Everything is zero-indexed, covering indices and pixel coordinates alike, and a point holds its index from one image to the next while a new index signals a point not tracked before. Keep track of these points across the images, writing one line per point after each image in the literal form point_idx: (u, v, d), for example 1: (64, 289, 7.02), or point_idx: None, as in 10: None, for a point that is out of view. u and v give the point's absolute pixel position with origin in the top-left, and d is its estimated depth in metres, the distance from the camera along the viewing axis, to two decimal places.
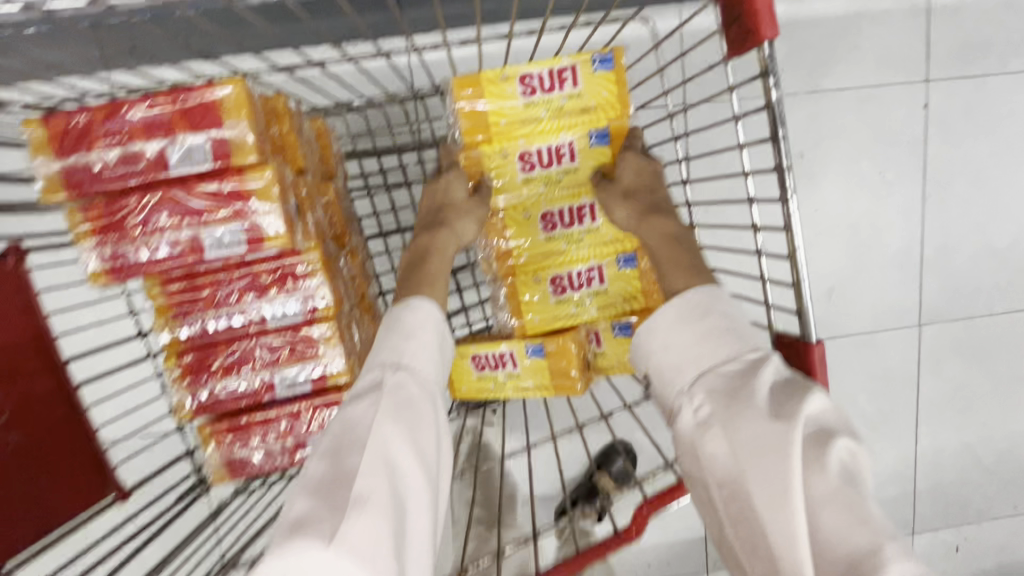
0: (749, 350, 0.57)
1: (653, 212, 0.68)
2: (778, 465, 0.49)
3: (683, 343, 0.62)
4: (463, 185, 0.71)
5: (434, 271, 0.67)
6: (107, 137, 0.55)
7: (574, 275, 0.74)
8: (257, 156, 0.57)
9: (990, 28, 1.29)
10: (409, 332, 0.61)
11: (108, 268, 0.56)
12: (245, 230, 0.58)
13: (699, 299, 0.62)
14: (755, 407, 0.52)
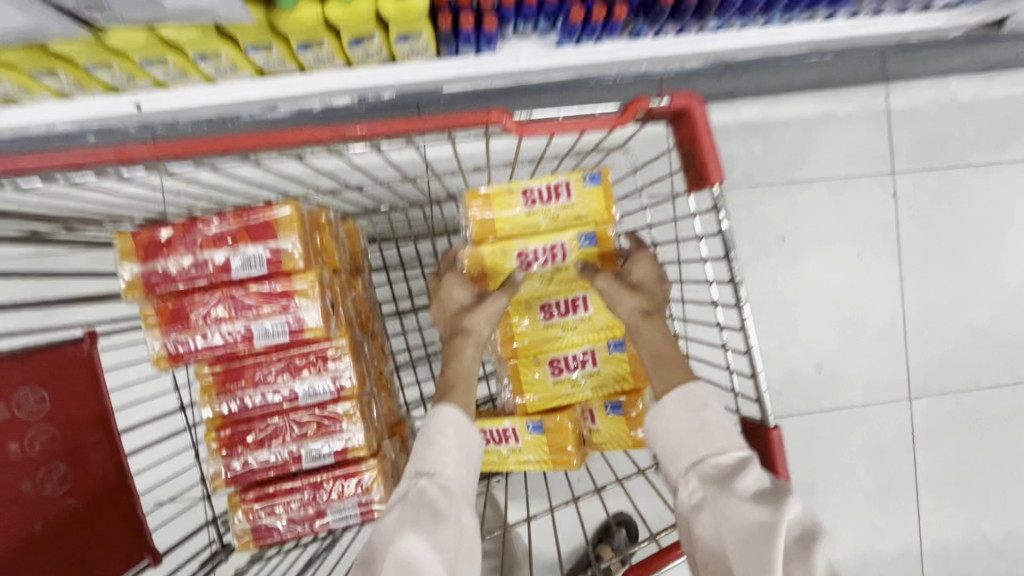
0: (733, 452, 0.64)
1: (652, 315, 0.75)
2: (759, 556, 0.55)
3: (674, 444, 0.69)
4: (462, 291, 0.78)
5: (454, 378, 0.74)
6: (182, 246, 0.58)
7: (570, 358, 0.82)
8: (305, 266, 0.59)
9: (946, 128, 1.43)
10: (431, 439, 0.68)
11: (171, 357, 0.58)
12: (290, 324, 0.60)
13: (696, 396, 0.69)
14: (739, 499, 0.59)
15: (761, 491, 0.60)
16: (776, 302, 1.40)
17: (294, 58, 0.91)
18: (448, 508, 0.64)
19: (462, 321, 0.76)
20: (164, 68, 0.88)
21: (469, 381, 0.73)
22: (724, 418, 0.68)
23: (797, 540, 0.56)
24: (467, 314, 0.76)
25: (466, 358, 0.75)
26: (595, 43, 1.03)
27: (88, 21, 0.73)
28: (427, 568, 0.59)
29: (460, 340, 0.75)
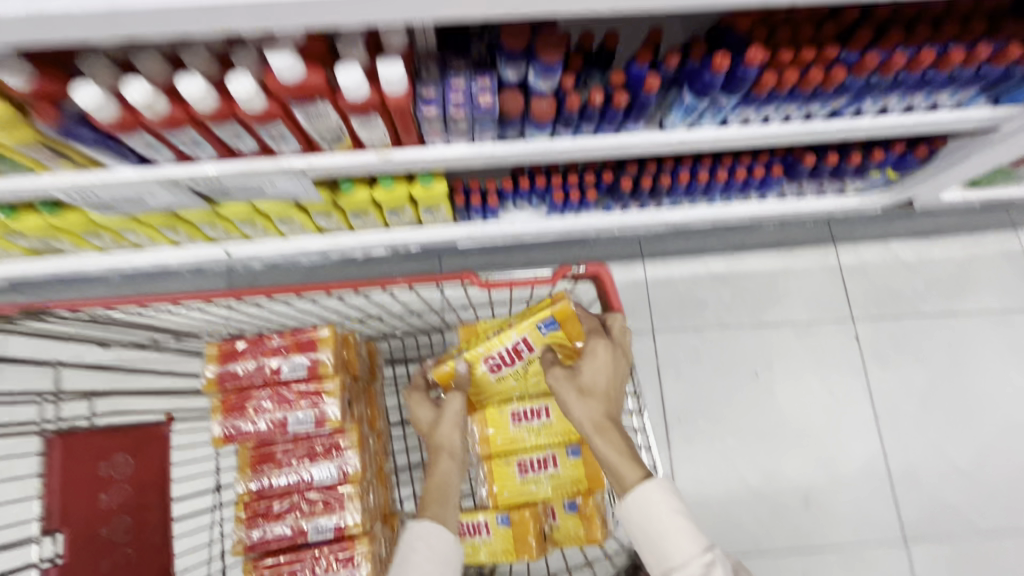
0: (700, 559, 0.64)
1: (604, 425, 0.77)
2: None
3: (645, 556, 0.69)
4: (426, 410, 0.88)
5: (428, 493, 0.79)
6: (249, 353, 0.79)
7: (535, 460, 0.96)
8: (334, 374, 0.79)
9: (895, 283, 1.64)
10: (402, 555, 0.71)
11: (226, 436, 0.77)
12: (316, 416, 0.78)
13: (649, 501, 0.70)
14: None
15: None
16: (757, 434, 1.50)
17: (347, 221, 1.23)
18: None
19: (437, 438, 0.85)
20: (252, 227, 1.20)
21: (441, 493, 0.78)
22: (684, 521, 0.68)
23: None
24: (440, 431, 0.85)
25: (444, 471, 0.82)
26: (575, 214, 1.32)
27: (211, 199, 1.05)
28: None
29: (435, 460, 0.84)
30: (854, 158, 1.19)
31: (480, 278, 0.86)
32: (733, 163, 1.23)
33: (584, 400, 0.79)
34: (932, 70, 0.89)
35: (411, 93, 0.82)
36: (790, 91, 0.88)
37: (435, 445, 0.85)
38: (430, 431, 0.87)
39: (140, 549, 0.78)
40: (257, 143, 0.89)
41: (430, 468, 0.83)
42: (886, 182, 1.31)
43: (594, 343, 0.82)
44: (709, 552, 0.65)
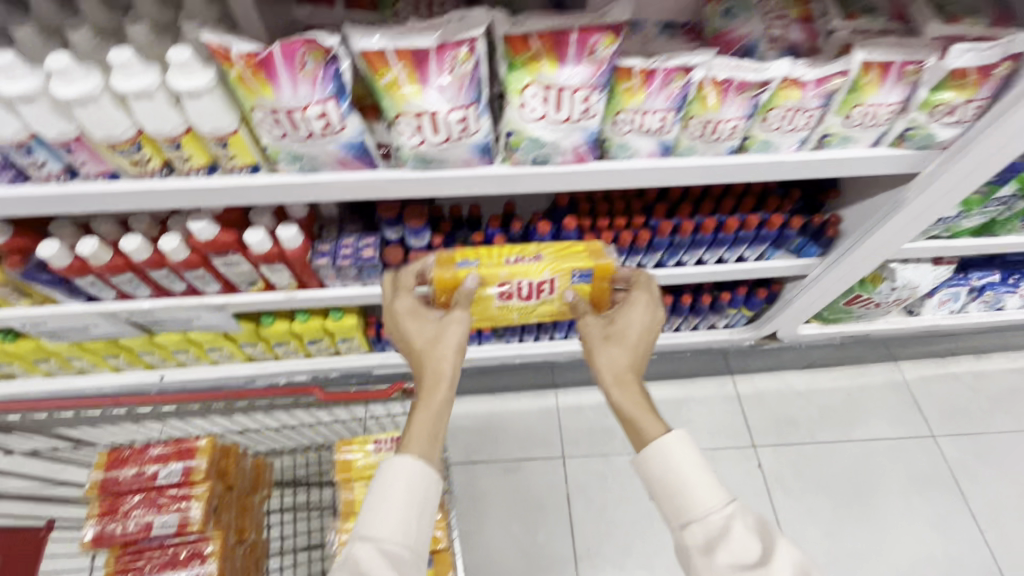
0: (720, 513, 0.73)
1: (625, 375, 0.86)
2: None
3: (667, 508, 0.77)
4: (426, 336, 0.87)
5: (419, 427, 0.78)
6: (133, 460, 0.90)
7: None
8: (205, 480, 0.90)
9: (791, 411, 1.76)
10: (380, 500, 0.73)
11: (94, 539, 0.85)
12: (182, 520, 0.88)
13: (672, 453, 0.77)
14: (725, 558, 0.69)
15: (750, 550, 0.69)
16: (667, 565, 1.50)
17: (271, 350, 1.40)
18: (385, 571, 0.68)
19: (436, 362, 0.84)
20: (185, 354, 1.36)
21: (432, 437, 0.78)
22: (713, 481, 0.75)
23: None
24: (437, 353, 0.85)
25: (437, 396, 0.81)
26: (478, 343, 1.50)
27: (148, 329, 1.24)
28: None
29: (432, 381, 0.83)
30: (705, 298, 1.41)
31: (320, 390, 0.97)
32: None
33: (610, 349, 0.89)
34: (719, 232, 1.15)
35: (308, 248, 1.06)
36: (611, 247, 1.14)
37: (437, 371, 0.83)
38: (425, 348, 0.86)
39: None
40: (185, 284, 1.10)
41: (427, 386, 0.82)
42: (745, 318, 1.53)
43: (635, 296, 0.93)
44: (729, 508, 0.73)
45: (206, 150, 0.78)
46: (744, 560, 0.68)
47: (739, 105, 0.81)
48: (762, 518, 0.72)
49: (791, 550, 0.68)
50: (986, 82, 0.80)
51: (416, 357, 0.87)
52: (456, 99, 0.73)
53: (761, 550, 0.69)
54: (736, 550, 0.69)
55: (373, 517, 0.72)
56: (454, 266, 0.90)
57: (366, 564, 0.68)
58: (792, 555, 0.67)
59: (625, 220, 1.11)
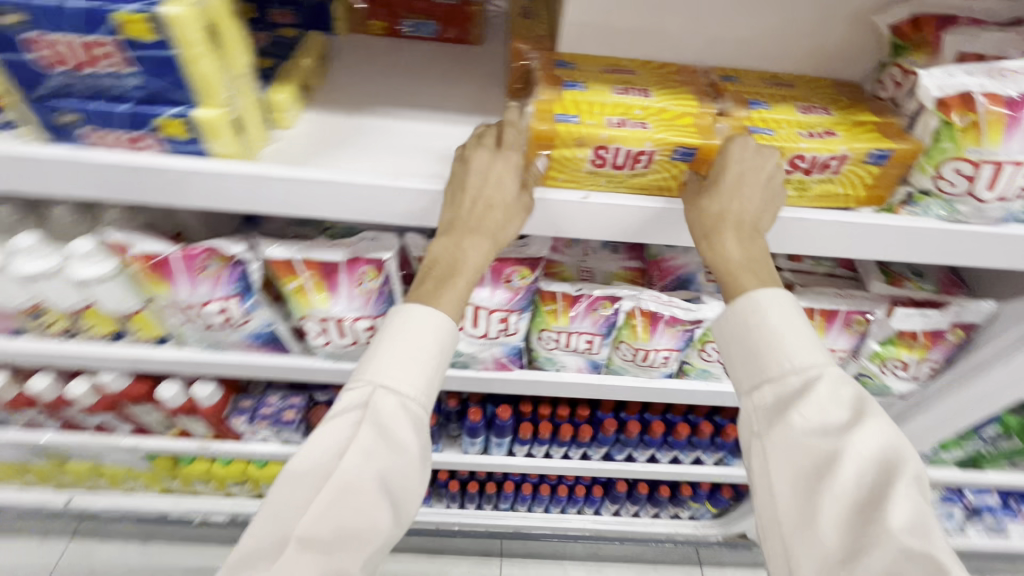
0: (802, 374, 0.52)
1: (737, 234, 0.54)
2: (814, 466, 0.49)
3: (731, 358, 0.56)
4: (498, 157, 0.55)
5: (451, 291, 0.57)
6: None
7: None
8: None
9: None
10: (416, 332, 0.55)
11: None
12: None
13: (755, 305, 0.54)
14: (799, 423, 0.50)
15: (830, 419, 0.50)
16: None
17: (189, 485, 1.28)
18: (403, 427, 0.54)
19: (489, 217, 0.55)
20: (98, 480, 1.26)
21: (453, 298, 0.57)
22: (802, 334, 0.53)
23: (877, 471, 0.48)
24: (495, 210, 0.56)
25: (484, 260, 0.56)
26: None
27: (58, 455, 1.16)
28: (361, 475, 0.52)
29: (450, 243, 0.56)
30: (663, 488, 1.29)
31: None
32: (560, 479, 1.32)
33: (710, 203, 0.54)
34: (670, 434, 1.07)
35: (227, 404, 1.01)
36: (551, 437, 1.06)
37: (486, 230, 0.55)
38: (495, 194, 0.54)
39: None
40: (96, 421, 1.04)
41: (444, 270, 0.56)
42: (711, 511, 1.39)
43: (745, 134, 0.55)
44: (818, 369, 0.52)
45: (109, 321, 0.76)
46: (819, 426, 0.50)
47: (669, 338, 0.77)
48: (861, 388, 0.51)
49: (883, 422, 0.50)
50: (938, 345, 0.76)
51: (458, 192, 0.55)
52: (363, 309, 0.70)
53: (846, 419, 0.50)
54: (813, 410, 0.50)
55: (392, 360, 0.55)
56: (550, 119, 0.54)
57: (387, 419, 0.54)
58: (879, 430, 0.49)
59: (568, 412, 1.04)
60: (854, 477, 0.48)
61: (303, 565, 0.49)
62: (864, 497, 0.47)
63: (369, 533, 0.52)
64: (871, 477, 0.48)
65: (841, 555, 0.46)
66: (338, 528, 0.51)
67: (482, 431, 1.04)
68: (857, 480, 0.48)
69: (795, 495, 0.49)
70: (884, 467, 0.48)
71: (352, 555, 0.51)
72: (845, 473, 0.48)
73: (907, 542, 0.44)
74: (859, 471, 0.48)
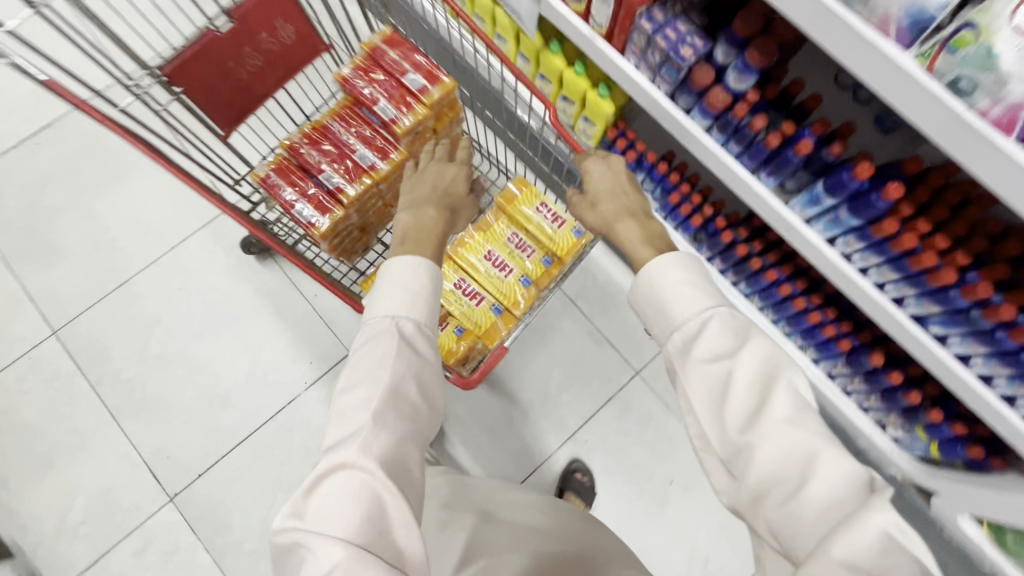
0: (699, 317, 0.74)
1: (630, 216, 0.91)
2: (722, 396, 0.69)
3: (651, 320, 0.80)
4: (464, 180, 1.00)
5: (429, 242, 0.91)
6: (404, 54, 1.00)
7: (501, 260, 1.04)
8: (428, 107, 0.99)
9: None
10: (411, 270, 0.88)
11: (344, 78, 0.99)
12: (390, 117, 0.99)
13: (651, 278, 0.79)
14: (699, 358, 0.71)
15: (722, 350, 0.71)
16: (621, 510, 1.52)
17: (533, 78, 1.40)
18: (420, 347, 0.85)
19: (447, 194, 0.97)
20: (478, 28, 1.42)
21: (428, 232, 0.92)
22: (693, 288, 0.76)
23: (761, 386, 0.68)
24: (452, 191, 0.98)
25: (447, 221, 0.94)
26: (672, 227, 1.42)
27: None
28: (408, 385, 0.81)
29: (416, 215, 0.93)
30: (913, 395, 1.13)
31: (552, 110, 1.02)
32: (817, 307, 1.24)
33: (604, 207, 0.93)
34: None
35: (646, 2, 0.98)
36: (899, 255, 0.91)
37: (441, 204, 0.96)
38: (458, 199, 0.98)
39: (263, 81, 1.01)
40: None
41: (416, 232, 0.92)
42: (924, 452, 1.24)
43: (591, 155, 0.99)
44: (707, 314, 0.73)
45: None
46: (712, 355, 0.71)
47: None
48: (743, 320, 0.73)
49: (757, 347, 0.70)
50: None
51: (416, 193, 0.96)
52: None
53: (733, 346, 0.71)
54: (711, 344, 0.72)
55: (394, 296, 0.86)
56: None
57: (408, 338, 0.84)
58: (762, 350, 0.70)
59: (946, 245, 0.87)
60: (746, 394, 0.67)
61: (383, 440, 0.74)
62: (752, 404, 0.67)
63: (415, 422, 0.80)
64: (759, 389, 0.67)
65: (751, 461, 0.64)
66: (400, 414, 0.78)
67: (844, 196, 0.91)
68: (745, 397, 0.67)
69: (711, 414, 0.69)
70: (766, 376, 0.68)
71: (410, 434, 0.79)
72: (739, 397, 0.67)
73: (791, 437, 0.63)
74: (749, 381, 0.68)
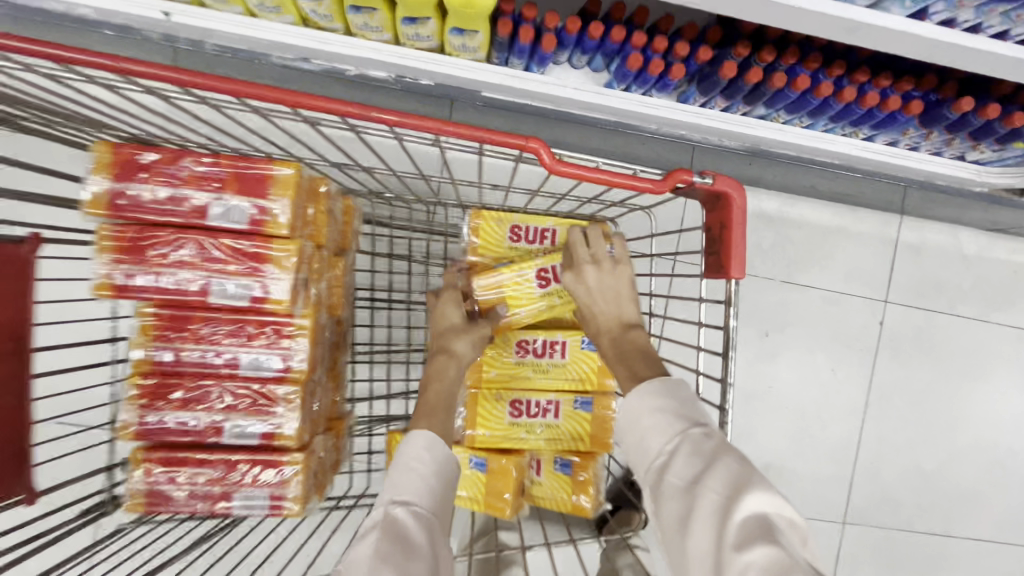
0: (665, 444, 0.57)
1: (605, 334, 0.69)
2: (693, 540, 0.50)
3: (621, 448, 0.63)
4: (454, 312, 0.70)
5: (432, 400, 0.64)
6: (164, 178, 0.58)
7: (541, 342, 0.74)
8: (288, 234, 0.60)
9: (944, 274, 1.46)
10: (407, 463, 0.57)
11: (112, 289, 0.57)
12: (252, 288, 0.59)
13: (628, 403, 0.62)
14: (663, 489, 0.54)
15: (688, 481, 0.53)
16: (743, 392, 1.39)
17: (345, 17, 0.87)
18: (425, 544, 0.51)
19: (445, 334, 0.69)
20: None
21: (439, 402, 0.64)
22: (653, 411, 0.60)
23: (730, 511, 0.49)
24: (449, 326, 0.70)
25: (446, 369, 0.66)
26: (643, 94, 1.01)
27: None
28: None
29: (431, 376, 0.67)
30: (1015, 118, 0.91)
31: (549, 152, 0.59)
32: (864, 85, 0.94)
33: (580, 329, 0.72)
34: None
35: None
36: None
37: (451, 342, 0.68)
38: (449, 335, 0.69)
39: None
40: None
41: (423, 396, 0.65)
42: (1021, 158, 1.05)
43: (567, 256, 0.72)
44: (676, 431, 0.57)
45: None
46: (676, 487, 0.53)
47: None
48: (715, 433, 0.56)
49: (726, 463, 0.52)
50: None
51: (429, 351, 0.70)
52: None
53: (699, 466, 0.53)
54: (676, 470, 0.54)
55: (391, 477, 0.56)
56: None
57: (402, 533, 0.51)
58: (728, 472, 0.51)
59: None
60: (706, 529, 0.49)
61: None
62: (720, 538, 0.48)
63: None
64: (725, 515, 0.49)
65: None
66: None
67: None
68: (709, 536, 0.49)
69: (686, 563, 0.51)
70: (737, 497, 0.49)
71: None
72: (705, 534, 0.49)
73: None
74: (711, 514, 0.50)
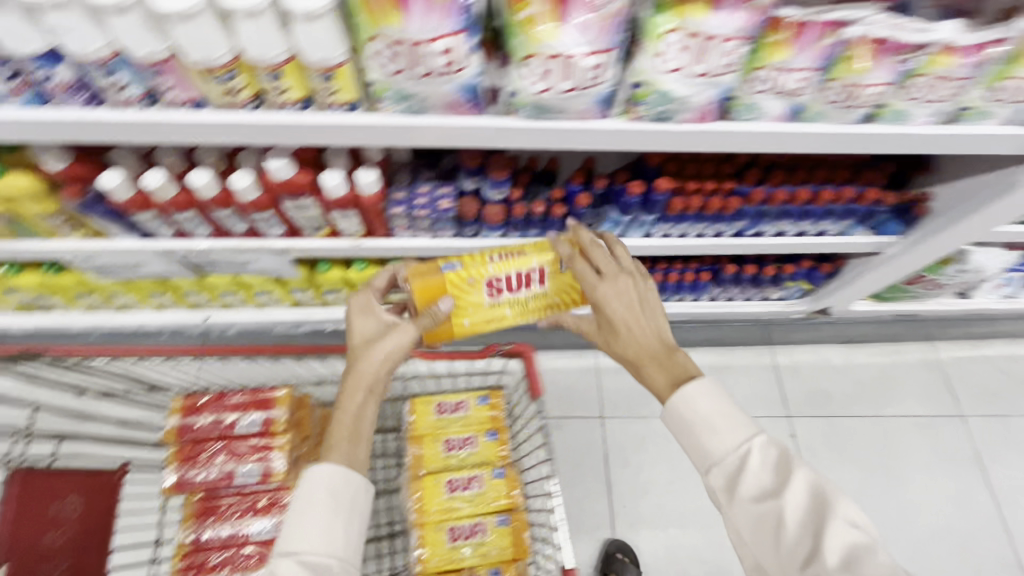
0: (734, 453, 0.69)
1: (647, 353, 0.78)
2: (778, 539, 0.64)
3: (682, 446, 0.75)
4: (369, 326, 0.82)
5: (347, 427, 0.73)
6: (213, 411, 0.98)
7: (462, 479, 0.99)
8: (284, 432, 0.99)
9: (825, 385, 1.78)
10: (303, 512, 0.68)
11: (174, 486, 0.93)
12: (261, 473, 0.97)
13: (684, 413, 0.73)
14: (743, 496, 0.67)
15: (765, 487, 0.67)
16: (699, 523, 1.53)
17: (321, 297, 1.34)
18: None
19: (362, 349, 0.79)
20: (233, 298, 1.31)
21: (352, 430, 0.73)
22: (718, 424, 0.71)
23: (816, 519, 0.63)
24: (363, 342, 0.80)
25: (355, 396, 0.75)
26: None
27: (199, 269, 1.17)
28: None
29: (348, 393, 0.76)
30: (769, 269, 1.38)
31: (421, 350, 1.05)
32: (668, 267, 1.39)
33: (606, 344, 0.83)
34: (811, 203, 1.09)
35: (383, 193, 0.98)
36: (711, 215, 1.08)
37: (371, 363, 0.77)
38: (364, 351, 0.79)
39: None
40: (246, 226, 1.05)
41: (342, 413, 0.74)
42: (801, 292, 1.51)
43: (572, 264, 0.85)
44: (745, 441, 0.70)
45: (305, 81, 0.71)
46: (756, 496, 0.66)
47: (888, 70, 0.75)
48: (779, 444, 0.69)
49: (800, 474, 0.66)
50: None
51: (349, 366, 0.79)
52: (597, 42, 0.66)
53: (772, 478, 0.67)
54: (754, 481, 0.67)
55: (294, 523, 0.68)
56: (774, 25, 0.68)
57: None
58: (808, 487, 0.65)
59: (715, 186, 1.04)
60: (799, 530, 0.63)
61: None
62: (811, 541, 0.62)
63: None
64: (811, 522, 0.63)
65: None
66: None
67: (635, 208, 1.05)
68: (801, 537, 0.63)
69: (769, 552, 0.66)
70: (817, 509, 0.64)
71: None
72: (792, 534, 0.63)
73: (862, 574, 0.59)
74: (800, 520, 0.64)
